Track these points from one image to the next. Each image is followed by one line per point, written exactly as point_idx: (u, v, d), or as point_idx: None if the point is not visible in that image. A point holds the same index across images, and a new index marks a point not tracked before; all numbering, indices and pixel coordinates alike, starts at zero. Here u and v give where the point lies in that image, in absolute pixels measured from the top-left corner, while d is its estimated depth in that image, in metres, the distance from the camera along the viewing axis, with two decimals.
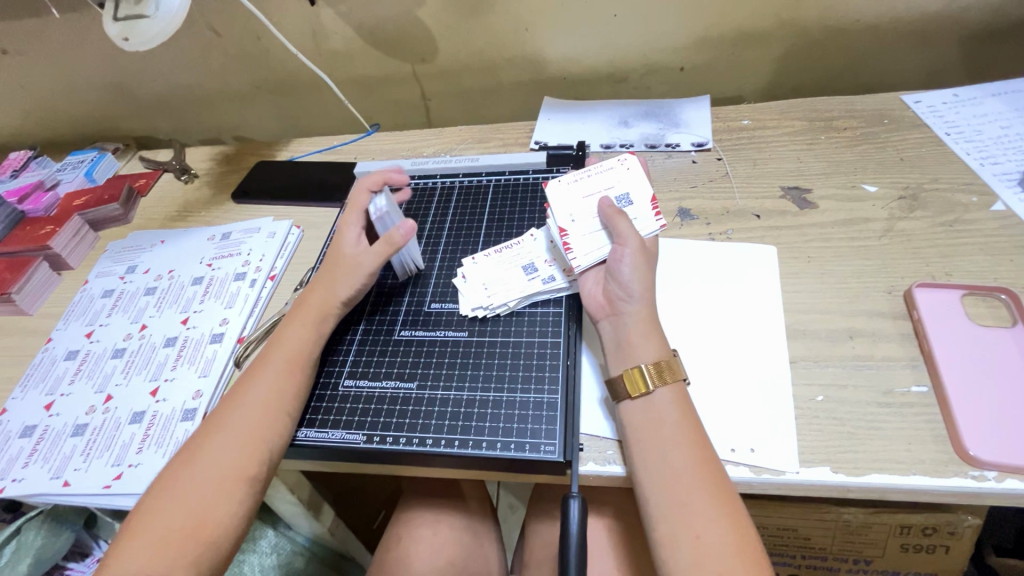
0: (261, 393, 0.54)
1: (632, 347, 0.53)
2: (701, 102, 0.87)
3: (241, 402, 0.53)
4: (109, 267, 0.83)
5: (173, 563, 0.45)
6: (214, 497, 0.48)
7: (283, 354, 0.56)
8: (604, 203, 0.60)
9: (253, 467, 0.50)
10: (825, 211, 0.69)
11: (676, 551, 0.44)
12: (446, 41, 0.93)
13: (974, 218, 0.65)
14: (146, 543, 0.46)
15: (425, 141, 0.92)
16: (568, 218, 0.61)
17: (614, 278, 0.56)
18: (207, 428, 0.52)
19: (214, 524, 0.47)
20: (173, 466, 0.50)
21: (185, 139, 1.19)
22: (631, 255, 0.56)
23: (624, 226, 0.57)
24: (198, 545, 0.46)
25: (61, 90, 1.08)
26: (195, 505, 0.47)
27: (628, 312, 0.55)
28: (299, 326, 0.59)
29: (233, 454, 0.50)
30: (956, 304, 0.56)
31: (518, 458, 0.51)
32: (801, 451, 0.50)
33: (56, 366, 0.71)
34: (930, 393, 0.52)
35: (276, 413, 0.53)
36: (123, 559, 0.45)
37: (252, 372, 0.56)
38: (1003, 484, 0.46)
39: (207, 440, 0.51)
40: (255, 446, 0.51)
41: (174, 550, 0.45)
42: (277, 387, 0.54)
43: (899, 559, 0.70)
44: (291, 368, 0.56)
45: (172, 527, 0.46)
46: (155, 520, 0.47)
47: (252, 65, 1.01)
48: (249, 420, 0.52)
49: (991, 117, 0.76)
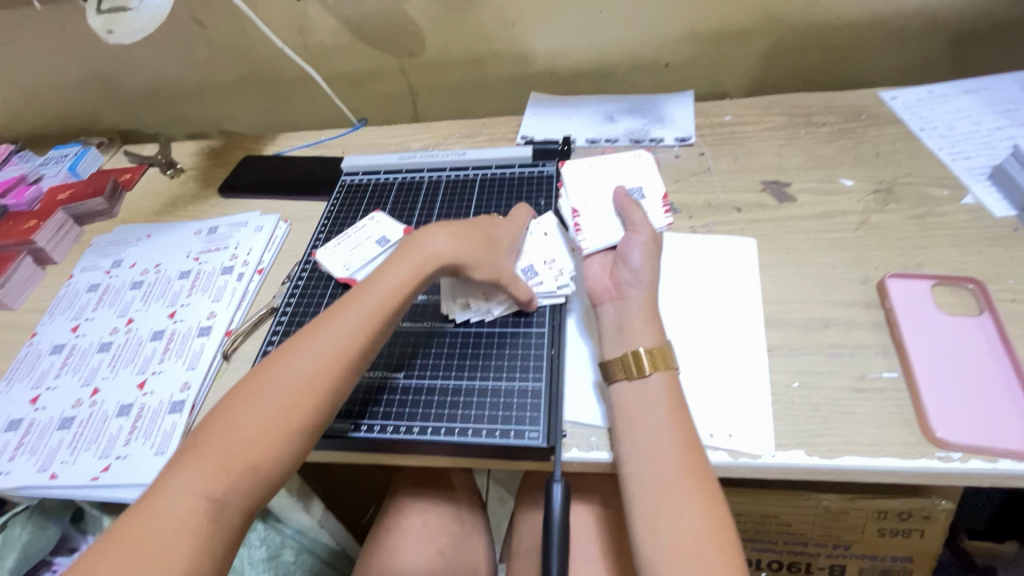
0: (339, 334, 0.50)
1: (631, 330, 0.54)
2: (684, 98, 0.88)
3: (316, 340, 0.50)
4: (95, 261, 0.82)
5: (235, 489, 0.43)
6: (279, 429, 0.45)
7: (369, 300, 0.53)
8: (618, 193, 0.64)
9: (317, 407, 0.47)
10: (804, 205, 0.71)
11: (657, 531, 0.45)
12: (433, 36, 0.93)
13: (945, 211, 0.67)
14: (206, 466, 0.43)
15: (413, 136, 0.92)
16: (582, 201, 0.64)
17: (624, 262, 0.58)
18: (273, 360, 0.49)
19: (276, 459, 0.45)
20: (236, 393, 0.47)
21: (170, 133, 1.18)
22: (643, 243, 0.58)
23: (638, 215, 0.60)
24: (257, 475, 0.44)
25: (42, 83, 1.07)
26: (259, 434, 0.45)
27: (634, 296, 0.56)
28: (390, 277, 0.55)
29: (300, 390, 0.47)
30: (926, 294, 0.58)
31: (503, 444, 0.53)
32: (776, 436, 0.52)
33: (42, 360, 0.70)
34: (899, 377, 0.54)
35: (349, 361, 0.50)
36: (179, 481, 0.42)
37: (332, 312, 0.52)
38: (968, 464, 0.48)
39: (274, 372, 0.48)
40: (321, 388, 0.48)
41: (233, 476, 0.43)
42: (358, 332, 0.51)
43: (877, 543, 0.72)
44: (377, 314, 0.53)
45: (233, 453, 0.43)
46: (217, 442, 0.44)
47: (239, 59, 1.01)
48: (320, 362, 0.48)
49: (964, 113, 0.78)
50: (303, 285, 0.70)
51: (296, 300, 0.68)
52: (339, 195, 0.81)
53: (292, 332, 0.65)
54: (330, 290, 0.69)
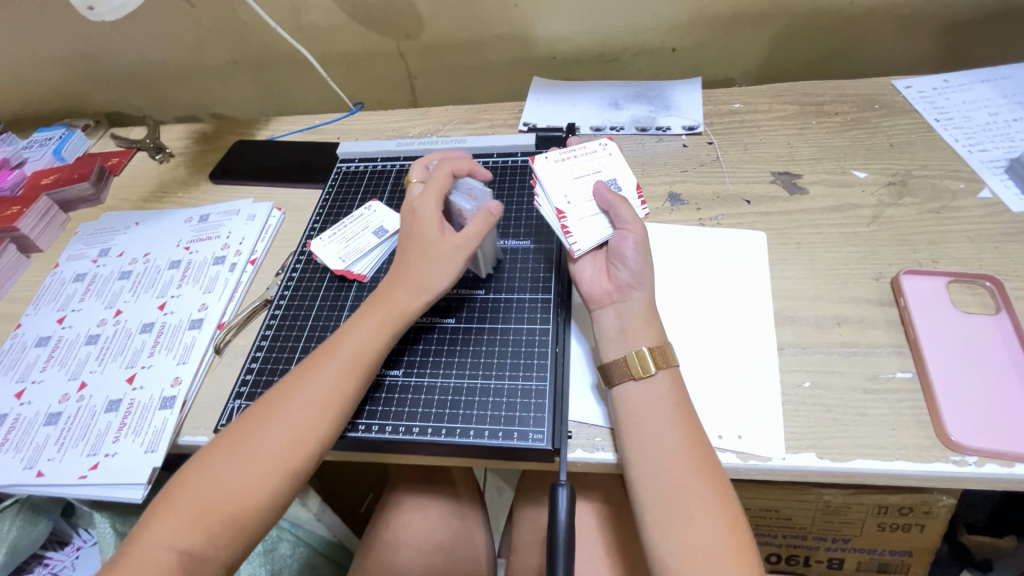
0: (317, 388, 0.50)
1: (633, 332, 0.52)
2: (693, 85, 0.85)
3: (294, 393, 0.49)
4: (81, 249, 0.80)
5: (211, 545, 0.44)
6: (251, 484, 0.46)
7: (346, 349, 0.52)
8: (600, 187, 0.58)
9: (295, 463, 0.47)
10: (816, 197, 0.69)
11: (671, 533, 0.44)
12: (432, 16, 0.89)
13: (961, 205, 0.65)
14: (183, 521, 0.44)
15: (411, 121, 0.89)
16: (563, 199, 0.58)
17: (620, 262, 0.54)
18: (257, 409, 0.49)
19: (252, 514, 0.45)
20: (215, 444, 0.48)
21: (158, 116, 1.14)
22: (636, 240, 0.54)
23: (627, 212, 0.55)
24: (233, 530, 0.45)
25: (23, 62, 1.03)
26: (234, 492, 0.45)
27: (634, 297, 0.53)
28: (368, 322, 0.54)
29: (278, 447, 0.47)
30: (941, 291, 0.57)
31: (507, 446, 0.51)
32: (787, 437, 0.50)
33: (27, 353, 0.68)
34: (914, 378, 0.52)
35: (326, 417, 0.49)
36: (157, 534, 0.43)
37: (313, 359, 0.52)
38: (984, 469, 0.47)
39: (252, 428, 0.48)
40: (300, 441, 0.48)
41: (208, 531, 0.44)
42: (337, 382, 0.50)
43: (877, 537, 0.71)
44: (359, 360, 0.52)
45: (209, 509, 0.44)
46: (195, 495, 0.45)
47: (229, 39, 0.97)
48: (301, 414, 0.48)
49: (980, 103, 0.76)
50: (298, 276, 0.67)
51: (290, 293, 0.66)
52: (334, 183, 0.78)
53: (286, 327, 0.63)
54: (325, 282, 0.66)
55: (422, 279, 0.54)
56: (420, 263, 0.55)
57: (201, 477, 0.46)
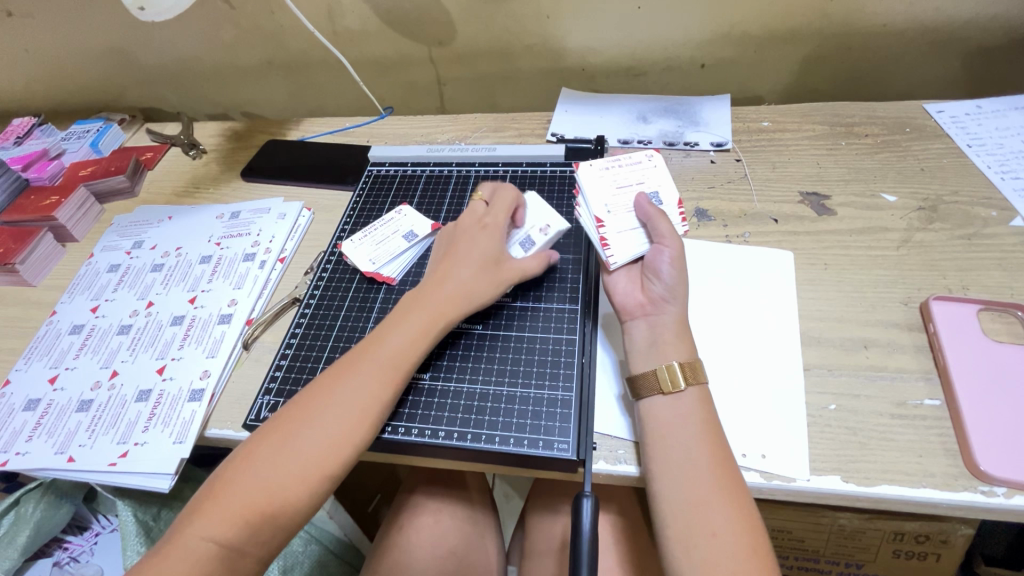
0: (356, 394, 0.50)
1: (665, 345, 0.52)
2: (722, 102, 0.85)
3: (332, 398, 0.50)
4: (115, 241, 0.81)
5: (249, 542, 0.45)
6: (289, 485, 0.46)
7: (383, 356, 0.52)
8: (641, 199, 0.59)
9: (335, 465, 0.48)
10: (844, 218, 0.69)
11: (693, 550, 0.44)
12: (465, 26, 0.91)
13: (992, 232, 0.65)
14: (224, 517, 0.44)
15: (440, 127, 0.90)
16: (604, 208, 0.60)
17: (655, 276, 0.55)
18: (295, 411, 0.50)
19: (289, 513, 0.46)
20: (254, 444, 0.48)
21: (190, 112, 1.16)
22: (671, 255, 0.55)
23: (665, 226, 0.56)
24: (270, 529, 0.45)
25: (65, 56, 1.06)
26: (276, 491, 0.46)
27: (668, 312, 0.54)
28: (407, 330, 0.54)
29: (316, 451, 0.48)
30: (972, 319, 0.56)
31: (532, 454, 0.51)
32: (811, 458, 0.50)
33: (61, 340, 0.70)
34: (942, 406, 0.52)
35: (365, 421, 0.50)
36: (199, 528, 0.44)
37: (348, 364, 0.52)
38: (1012, 500, 0.46)
39: (291, 430, 0.48)
40: (337, 446, 0.48)
41: (248, 529, 0.45)
42: (374, 388, 0.51)
43: (891, 565, 0.70)
44: (393, 369, 0.52)
45: (248, 507, 0.45)
46: (232, 493, 0.46)
47: (265, 40, 0.99)
48: (339, 418, 0.49)
49: (1013, 130, 0.75)
50: (328, 277, 0.69)
51: (320, 293, 0.67)
52: (365, 185, 0.80)
53: (315, 325, 0.64)
54: (354, 284, 0.67)
55: (468, 288, 0.57)
56: (467, 273, 0.57)
57: (238, 476, 0.47)
